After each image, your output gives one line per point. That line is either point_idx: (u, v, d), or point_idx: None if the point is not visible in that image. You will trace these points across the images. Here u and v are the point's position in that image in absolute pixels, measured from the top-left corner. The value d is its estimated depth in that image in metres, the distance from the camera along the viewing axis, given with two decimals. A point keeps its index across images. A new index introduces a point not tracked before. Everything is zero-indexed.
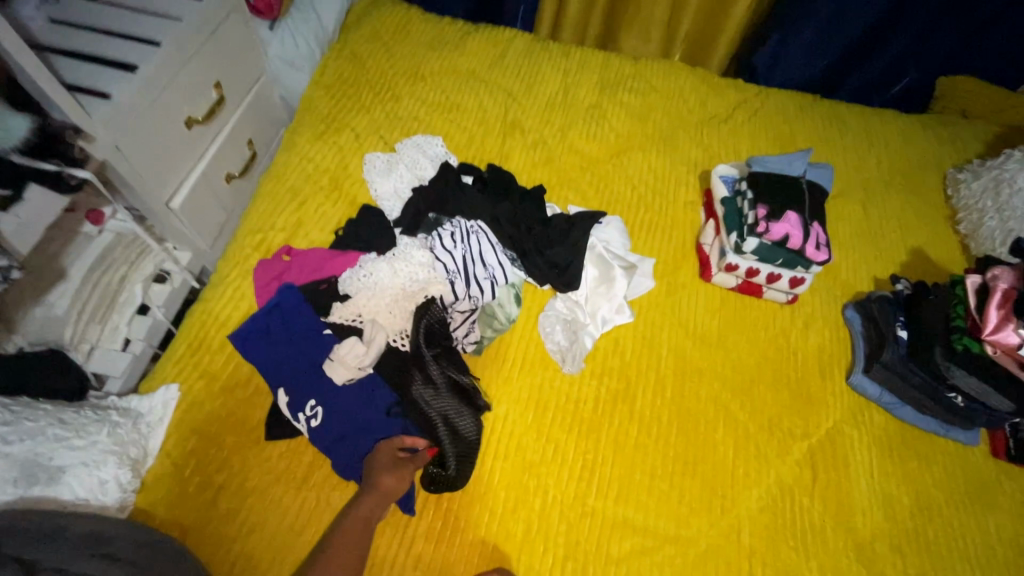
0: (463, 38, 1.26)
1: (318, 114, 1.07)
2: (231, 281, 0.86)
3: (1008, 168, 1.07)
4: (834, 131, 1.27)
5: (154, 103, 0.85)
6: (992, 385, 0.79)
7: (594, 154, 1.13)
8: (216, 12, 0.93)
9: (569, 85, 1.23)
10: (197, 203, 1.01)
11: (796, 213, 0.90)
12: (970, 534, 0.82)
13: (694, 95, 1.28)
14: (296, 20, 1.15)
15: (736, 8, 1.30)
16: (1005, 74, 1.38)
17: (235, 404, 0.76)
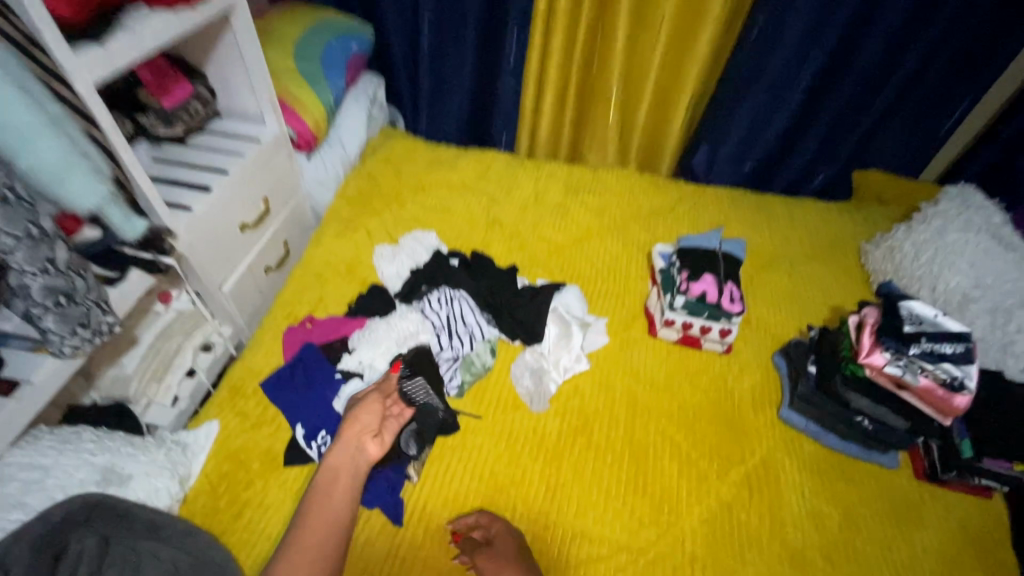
0: (455, 158, 1.61)
1: (340, 219, 1.38)
2: (265, 342, 1.09)
3: (896, 235, 1.26)
4: (763, 215, 1.52)
5: (222, 214, 1.15)
6: (886, 407, 0.95)
7: (559, 240, 1.39)
8: (270, 150, 1.27)
9: (539, 189, 1.54)
10: (242, 288, 1.27)
11: (711, 275, 1.14)
12: (898, 545, 0.92)
13: (644, 191, 1.56)
14: (326, 150, 1.49)
15: (671, 127, 1.64)
16: (906, 166, 1.65)
17: (262, 437, 0.95)
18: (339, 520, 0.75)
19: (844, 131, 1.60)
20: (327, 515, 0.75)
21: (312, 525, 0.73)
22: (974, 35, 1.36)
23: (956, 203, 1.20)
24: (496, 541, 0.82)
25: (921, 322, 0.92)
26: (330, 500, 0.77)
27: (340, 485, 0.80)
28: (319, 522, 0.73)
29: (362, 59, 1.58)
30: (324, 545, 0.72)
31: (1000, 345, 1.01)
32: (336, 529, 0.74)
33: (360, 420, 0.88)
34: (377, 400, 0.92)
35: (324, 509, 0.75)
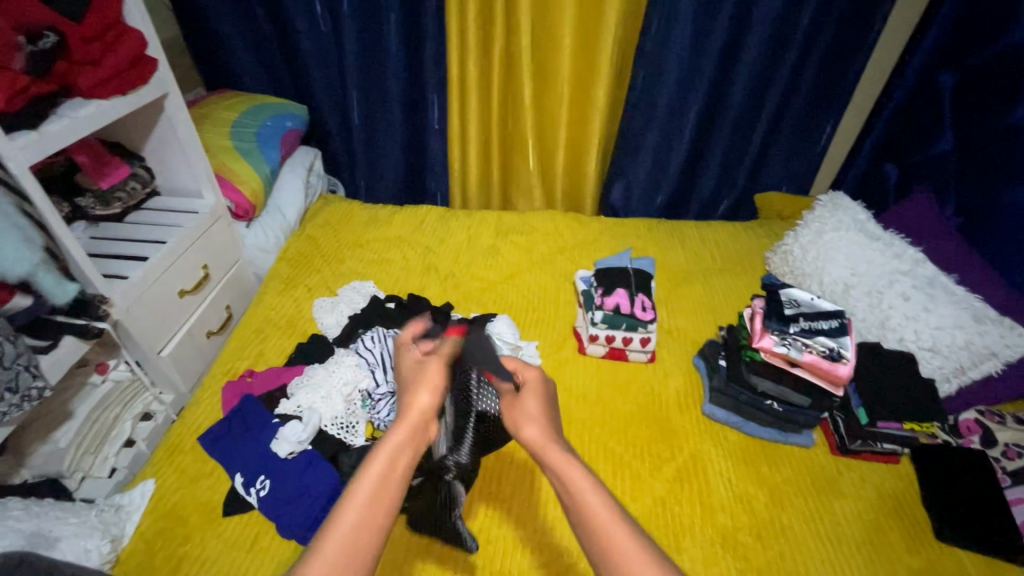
0: (391, 215, 1.71)
1: (280, 279, 1.44)
2: (205, 400, 1.11)
3: (786, 241, 1.41)
4: (676, 236, 1.67)
5: (159, 280, 1.20)
6: (785, 385, 1.06)
7: (491, 278, 1.49)
8: (208, 219, 1.35)
9: (471, 235, 1.65)
10: (181, 354, 1.30)
11: (624, 288, 1.27)
12: (822, 515, 0.97)
13: (567, 228, 1.69)
14: (265, 218, 1.57)
15: (587, 169, 1.81)
16: (795, 185, 1.86)
17: (200, 490, 0.95)
18: (392, 491, 0.59)
19: (736, 159, 1.80)
20: (378, 482, 0.59)
21: (361, 499, 0.57)
22: (823, 72, 1.61)
23: (829, 207, 1.37)
24: (527, 391, 0.76)
25: (799, 305, 1.13)
26: (374, 473, 0.59)
27: (381, 454, 0.61)
28: (380, 481, 0.59)
29: (297, 134, 1.71)
30: (366, 534, 0.55)
31: (879, 322, 1.14)
32: (379, 513, 0.56)
33: (425, 378, 0.72)
34: (436, 366, 0.76)
35: (374, 472, 0.59)
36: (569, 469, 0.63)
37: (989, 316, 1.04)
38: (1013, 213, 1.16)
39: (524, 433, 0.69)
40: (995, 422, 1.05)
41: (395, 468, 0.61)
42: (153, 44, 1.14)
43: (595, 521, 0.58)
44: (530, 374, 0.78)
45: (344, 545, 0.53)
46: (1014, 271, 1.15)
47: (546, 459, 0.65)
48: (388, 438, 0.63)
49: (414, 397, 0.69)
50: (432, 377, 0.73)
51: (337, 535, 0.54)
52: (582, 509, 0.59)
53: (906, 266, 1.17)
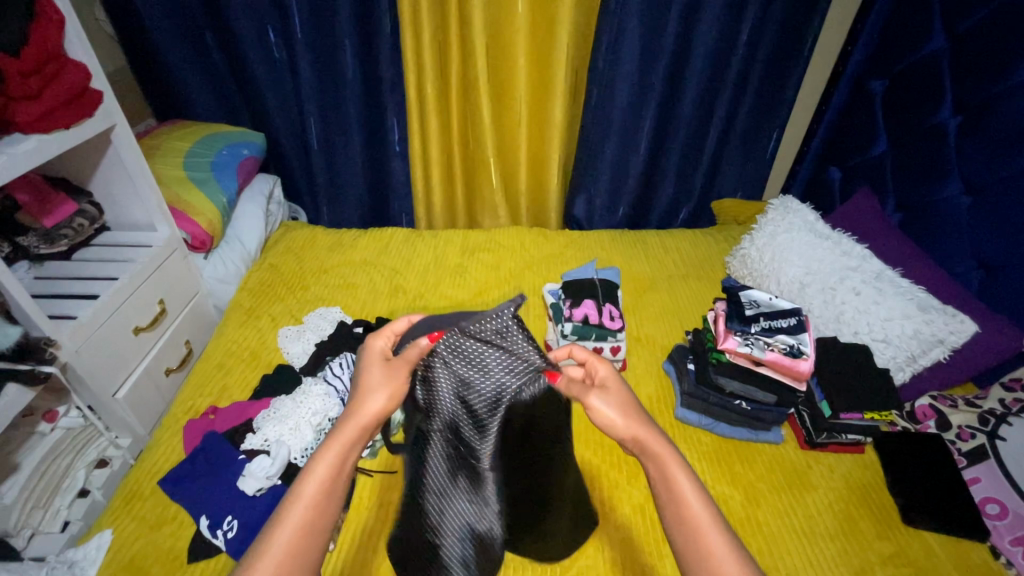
0: (355, 239, 1.69)
1: (242, 309, 1.40)
2: (165, 442, 1.06)
3: (744, 245, 1.46)
4: (640, 246, 1.70)
5: (111, 318, 1.15)
6: (751, 384, 1.09)
7: (460, 297, 1.48)
8: (163, 253, 1.31)
9: (438, 255, 1.65)
10: (138, 394, 1.24)
11: (592, 299, 1.27)
12: (795, 508, 0.99)
13: (533, 243, 1.70)
14: (225, 249, 1.53)
15: (549, 184, 1.84)
16: (748, 190, 1.93)
17: (162, 538, 0.90)
18: (334, 498, 0.59)
19: (690, 169, 1.87)
20: (319, 497, 0.58)
21: (310, 493, 0.58)
22: (765, 83, 1.69)
23: (780, 211, 1.43)
24: (608, 389, 0.70)
25: (759, 305, 1.17)
26: (318, 480, 0.59)
27: (330, 461, 0.61)
28: (322, 492, 0.58)
29: (254, 162, 1.68)
30: (305, 539, 0.56)
31: (835, 317, 1.19)
32: (319, 529, 0.57)
33: (375, 378, 0.70)
34: (383, 363, 0.72)
35: (317, 484, 0.59)
36: (672, 469, 0.62)
37: (933, 305, 1.09)
38: (946, 206, 1.24)
39: (615, 427, 0.66)
40: (946, 406, 1.09)
41: (338, 474, 0.60)
42: (99, 76, 1.12)
43: (695, 520, 0.58)
44: (607, 371, 0.72)
45: (296, 537, 0.55)
46: (951, 260, 1.22)
47: (651, 452, 0.64)
48: (337, 443, 0.62)
49: (363, 403, 0.67)
50: (383, 378, 0.70)
51: (274, 548, 0.54)
52: (679, 515, 0.59)
53: (855, 263, 1.23)
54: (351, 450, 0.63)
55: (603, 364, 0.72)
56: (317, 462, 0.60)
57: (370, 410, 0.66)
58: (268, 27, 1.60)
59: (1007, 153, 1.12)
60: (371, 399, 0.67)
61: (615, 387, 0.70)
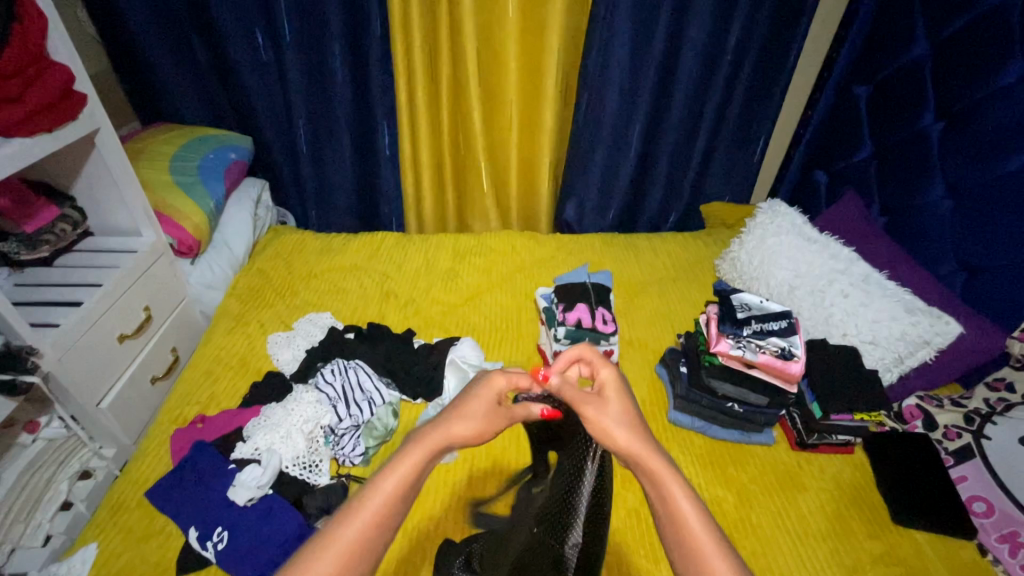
0: (345, 244, 1.68)
1: (231, 315, 1.38)
2: (152, 451, 1.04)
3: (733, 248, 1.48)
4: (630, 249, 1.71)
5: (95, 325, 1.12)
6: (744, 386, 1.10)
7: (452, 301, 1.48)
8: (148, 258, 1.28)
9: (429, 259, 1.64)
10: (123, 403, 1.21)
11: (584, 302, 1.27)
12: (787, 510, 1.00)
13: (524, 247, 1.70)
14: (212, 253, 1.51)
15: (541, 188, 1.84)
16: (736, 194, 1.96)
17: (148, 551, 0.88)
18: (402, 506, 0.55)
19: (679, 173, 1.89)
20: (395, 497, 0.54)
21: (388, 489, 0.54)
22: (752, 89, 1.72)
23: (769, 214, 1.45)
24: (607, 395, 0.64)
25: (750, 308, 1.18)
26: (395, 484, 0.54)
27: (407, 468, 0.56)
28: (398, 494, 0.54)
29: (241, 166, 1.66)
30: (370, 545, 0.51)
31: (824, 319, 1.20)
32: (384, 530, 0.52)
33: (477, 404, 0.63)
34: (493, 400, 0.65)
35: (396, 484, 0.54)
36: (670, 485, 0.56)
37: (918, 307, 1.11)
38: (929, 210, 1.27)
39: (610, 436, 0.59)
40: (933, 406, 1.11)
41: (412, 485, 0.55)
42: (83, 79, 1.10)
43: (696, 545, 0.53)
44: (609, 377, 0.67)
45: (365, 528, 0.51)
46: (935, 263, 1.25)
47: (647, 467, 0.58)
48: (420, 451, 0.57)
49: (459, 422, 0.61)
50: (486, 409, 0.63)
51: (343, 533, 0.50)
52: (680, 538, 0.54)
53: (843, 265, 1.24)
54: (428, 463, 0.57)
55: (608, 369, 0.68)
56: (397, 466, 0.56)
57: (459, 434, 0.60)
58: (256, 30, 1.59)
59: (987, 160, 1.15)
60: (461, 424, 0.61)
61: (617, 393, 0.65)
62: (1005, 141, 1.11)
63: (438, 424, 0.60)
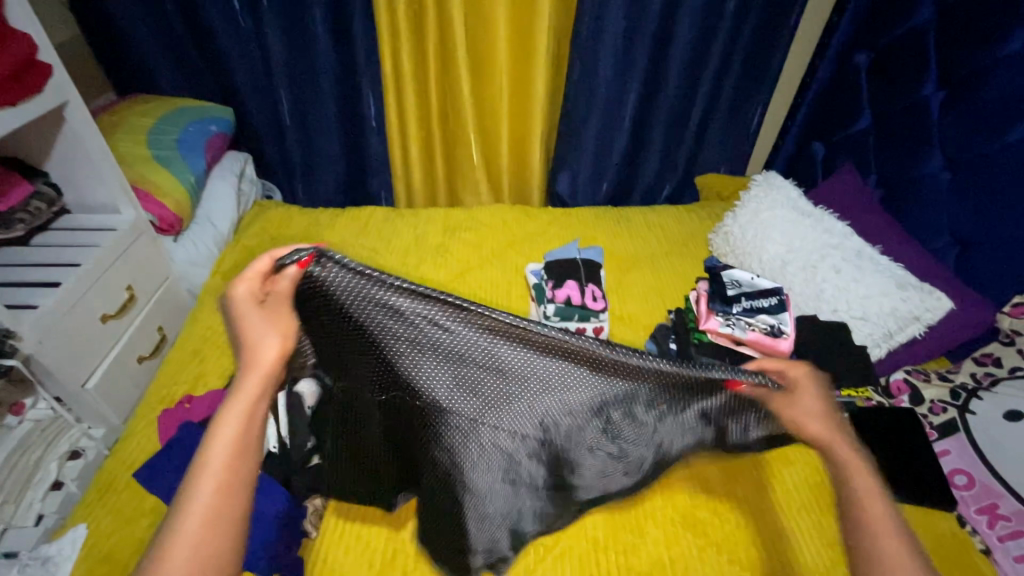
0: (332, 219, 1.65)
1: (218, 294, 1.36)
2: (140, 431, 1.04)
3: (726, 222, 1.46)
4: (622, 223, 1.68)
5: (75, 306, 1.11)
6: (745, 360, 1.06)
7: (442, 278, 1.46)
8: (128, 236, 1.26)
9: (418, 234, 1.61)
10: (110, 383, 1.20)
11: (574, 280, 1.26)
12: (770, 483, 1.01)
13: (515, 222, 1.67)
14: (195, 229, 1.47)
15: (532, 161, 1.79)
16: (732, 165, 1.92)
17: (139, 529, 0.89)
18: (250, 446, 0.60)
19: (674, 144, 1.85)
20: (239, 441, 0.59)
21: (226, 438, 0.59)
22: (751, 56, 1.66)
23: (763, 187, 1.42)
24: (800, 392, 0.70)
25: (740, 285, 1.16)
26: (232, 432, 0.59)
27: (237, 419, 0.60)
28: (239, 438, 0.59)
29: (223, 139, 1.61)
30: (235, 491, 0.57)
31: (815, 295, 1.18)
32: (244, 470, 0.58)
33: (256, 330, 0.68)
34: (259, 311, 0.68)
35: (233, 433, 0.59)
36: (855, 475, 0.63)
37: (910, 283, 1.10)
38: (929, 182, 1.24)
39: (802, 426, 0.69)
40: (921, 380, 1.12)
41: (248, 432, 0.60)
42: (46, 48, 1.04)
43: (870, 515, 0.60)
44: (812, 399, 0.69)
45: (222, 477, 0.56)
46: (929, 236, 1.23)
47: (836, 458, 0.65)
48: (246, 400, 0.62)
49: (258, 356, 0.66)
50: (266, 326, 0.68)
51: (204, 491, 0.55)
52: (857, 509, 0.61)
53: (835, 240, 1.22)
54: (260, 406, 0.63)
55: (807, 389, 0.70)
56: (224, 422, 0.60)
57: (267, 363, 0.66)
58: None
59: (986, 131, 1.12)
60: (263, 355, 0.66)
61: (813, 392, 0.70)
62: (1007, 111, 1.07)
63: (244, 373, 0.64)
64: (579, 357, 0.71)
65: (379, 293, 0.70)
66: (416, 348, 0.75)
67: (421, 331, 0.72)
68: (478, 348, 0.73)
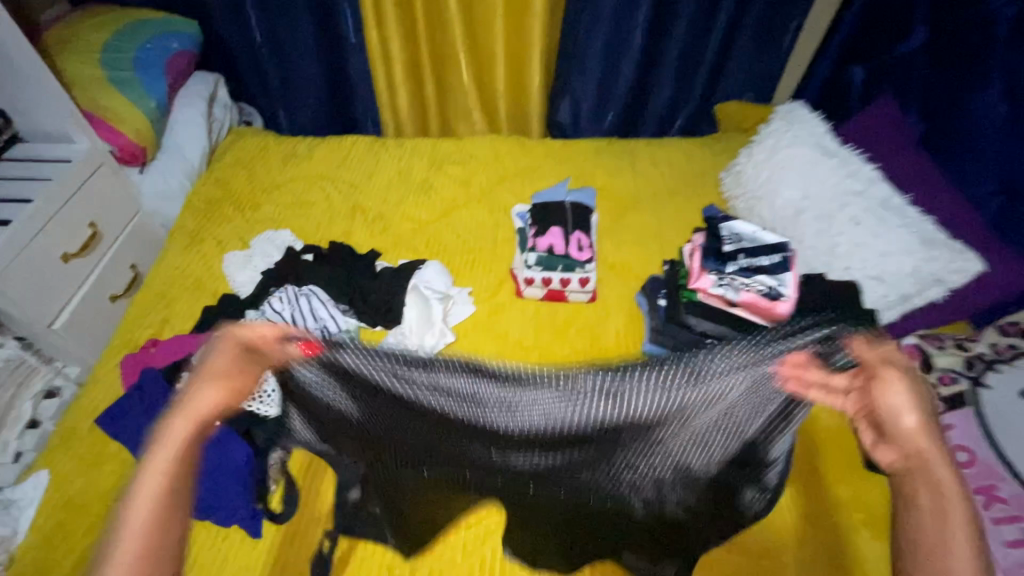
0: (311, 149, 1.53)
1: (187, 231, 1.30)
2: (105, 376, 1.02)
3: (740, 160, 1.31)
4: (626, 159, 1.52)
5: (29, 246, 1.06)
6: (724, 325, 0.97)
7: (425, 218, 1.36)
8: (84, 169, 1.18)
9: (402, 168, 1.49)
10: (79, 322, 1.18)
11: (559, 228, 1.17)
12: None
13: (507, 155, 1.53)
14: (162, 160, 1.37)
15: (532, 84, 1.61)
16: (753, 92, 1.71)
17: (103, 476, 0.90)
18: (166, 536, 0.48)
19: (692, 65, 1.63)
20: (150, 529, 0.47)
21: (135, 526, 0.47)
22: None
23: (785, 120, 1.24)
24: (883, 389, 0.58)
25: (740, 240, 1.02)
26: (144, 516, 0.48)
27: (153, 493, 0.49)
28: (152, 525, 0.47)
29: (188, 58, 1.46)
30: None
31: (827, 250, 1.05)
32: (156, 564, 0.47)
33: (199, 388, 0.56)
34: (224, 369, 0.58)
35: (145, 518, 0.47)
36: (953, 509, 0.50)
37: (938, 240, 0.96)
38: (981, 118, 1.05)
39: (897, 424, 0.56)
40: (933, 346, 1.02)
41: (166, 517, 0.48)
42: None
43: (939, 544, 0.48)
44: (910, 421, 0.56)
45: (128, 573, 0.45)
46: (972, 182, 1.07)
47: (908, 485, 0.53)
48: (169, 454, 0.51)
49: (187, 420, 0.54)
50: (212, 387, 0.57)
51: None
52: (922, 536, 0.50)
53: (860, 186, 1.06)
54: (187, 467, 0.51)
55: (898, 386, 0.57)
56: (142, 488, 0.49)
57: (206, 427, 0.54)
58: None
59: None
60: (197, 419, 0.54)
61: (902, 392, 0.57)
62: None
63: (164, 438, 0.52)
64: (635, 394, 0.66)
65: (441, 394, 0.69)
66: (517, 423, 0.73)
67: (484, 405, 0.70)
68: (569, 413, 0.71)
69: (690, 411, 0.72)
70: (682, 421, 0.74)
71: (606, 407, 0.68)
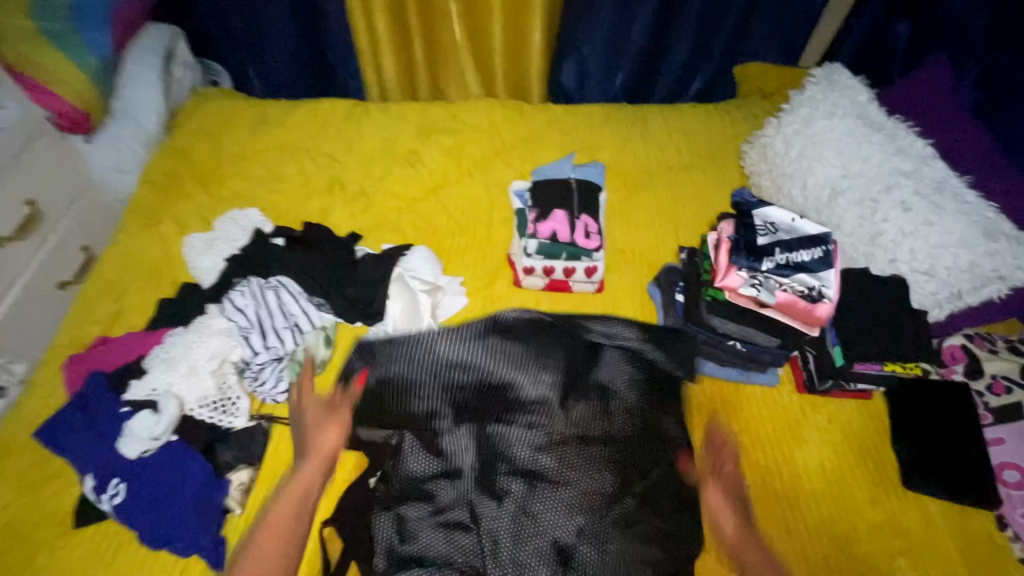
0: (283, 114, 1.36)
1: (143, 210, 1.15)
2: (47, 381, 0.90)
3: (767, 131, 1.16)
4: (637, 129, 1.36)
5: None
6: (750, 326, 0.87)
7: (412, 196, 1.21)
8: (14, 138, 1.02)
9: (387, 137, 1.32)
10: (23, 313, 1.04)
11: (563, 210, 1.01)
12: (779, 466, 0.86)
13: (505, 123, 1.37)
14: (114, 127, 1.21)
15: (532, 40, 1.42)
16: (778, 52, 1.54)
17: (44, 499, 0.79)
18: (297, 526, 0.72)
19: (712, 21, 1.45)
20: (285, 524, 0.72)
21: (273, 522, 0.72)
22: None
23: (821, 86, 1.09)
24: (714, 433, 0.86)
25: (776, 231, 0.87)
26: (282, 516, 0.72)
27: (291, 498, 0.74)
28: (291, 516, 0.72)
29: (134, 6, 1.27)
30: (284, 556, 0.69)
31: (868, 239, 0.92)
32: (291, 542, 0.71)
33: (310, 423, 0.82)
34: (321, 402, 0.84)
35: (282, 520, 0.72)
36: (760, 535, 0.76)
37: (1000, 232, 0.84)
38: None
39: (722, 459, 0.84)
40: (983, 350, 0.91)
41: (302, 506, 0.74)
42: None
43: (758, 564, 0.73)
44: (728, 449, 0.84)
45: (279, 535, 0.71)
46: None
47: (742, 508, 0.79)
48: (306, 466, 0.77)
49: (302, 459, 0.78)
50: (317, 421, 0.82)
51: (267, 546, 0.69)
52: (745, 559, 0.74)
53: (909, 165, 0.93)
54: (310, 487, 0.76)
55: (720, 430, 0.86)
56: (282, 496, 0.74)
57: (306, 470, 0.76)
58: None
59: None
60: (316, 443, 0.79)
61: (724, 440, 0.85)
62: None
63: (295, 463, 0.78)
64: (523, 385, 0.85)
65: (461, 377, 0.85)
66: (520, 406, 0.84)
67: (500, 381, 0.85)
68: (555, 382, 0.86)
69: (608, 398, 0.86)
70: (613, 407, 0.85)
71: (533, 408, 0.84)
